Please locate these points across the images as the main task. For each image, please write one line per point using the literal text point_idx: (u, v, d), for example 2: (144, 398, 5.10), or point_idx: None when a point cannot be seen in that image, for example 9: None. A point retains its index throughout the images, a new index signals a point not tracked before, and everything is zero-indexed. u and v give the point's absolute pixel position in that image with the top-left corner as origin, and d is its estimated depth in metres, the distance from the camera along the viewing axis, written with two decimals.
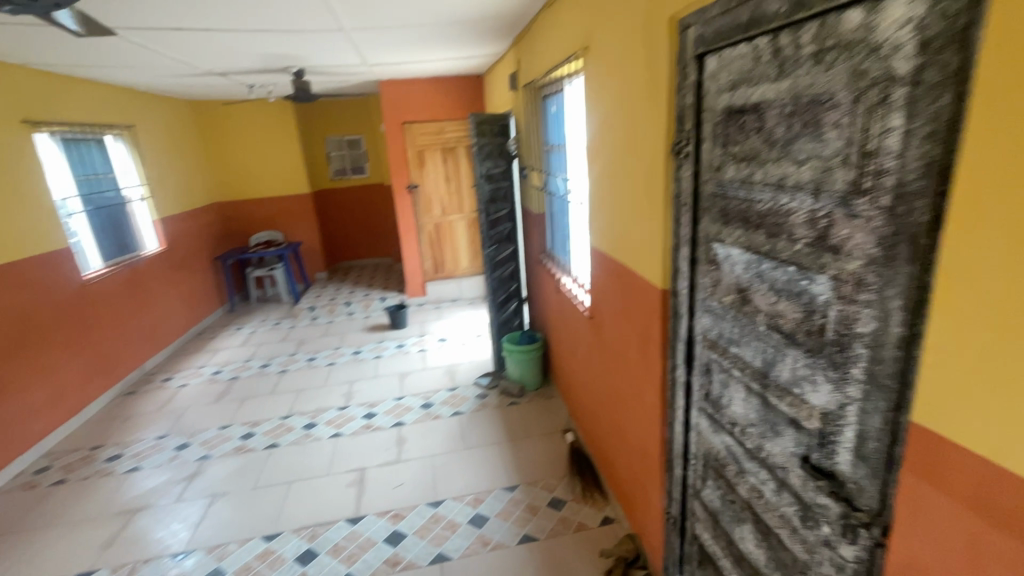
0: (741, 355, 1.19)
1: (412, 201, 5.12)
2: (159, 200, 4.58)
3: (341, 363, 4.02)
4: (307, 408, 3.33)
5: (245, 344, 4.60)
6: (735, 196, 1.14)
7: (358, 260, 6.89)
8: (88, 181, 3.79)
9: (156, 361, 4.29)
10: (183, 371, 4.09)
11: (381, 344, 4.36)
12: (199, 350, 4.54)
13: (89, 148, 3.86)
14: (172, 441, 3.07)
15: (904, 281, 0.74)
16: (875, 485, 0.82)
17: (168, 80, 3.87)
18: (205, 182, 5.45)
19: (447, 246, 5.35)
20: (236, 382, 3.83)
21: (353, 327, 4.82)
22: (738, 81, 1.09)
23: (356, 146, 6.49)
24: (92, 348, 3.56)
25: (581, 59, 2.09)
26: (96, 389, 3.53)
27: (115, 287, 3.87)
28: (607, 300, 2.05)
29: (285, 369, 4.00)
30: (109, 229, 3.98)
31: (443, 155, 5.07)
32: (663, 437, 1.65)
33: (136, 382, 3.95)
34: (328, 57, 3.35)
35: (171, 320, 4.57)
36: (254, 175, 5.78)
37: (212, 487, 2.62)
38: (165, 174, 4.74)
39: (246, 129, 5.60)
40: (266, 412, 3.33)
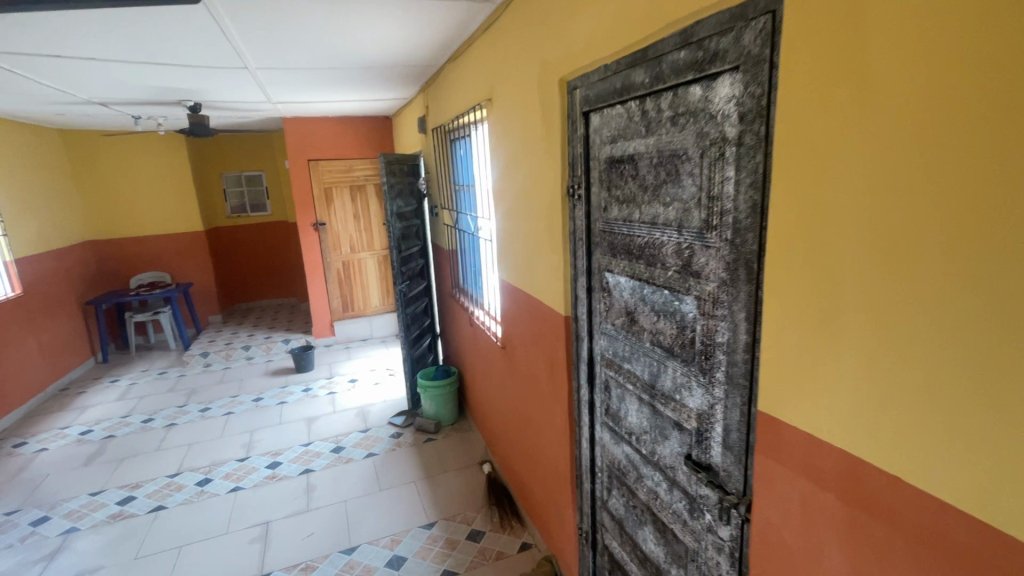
0: (632, 370, 1.35)
1: (319, 239, 4.99)
2: (16, 238, 4.04)
3: (240, 412, 3.73)
4: (200, 463, 3.04)
5: (122, 397, 4.10)
6: (619, 231, 1.33)
7: (258, 301, 6.48)
8: None
9: (5, 424, 3.68)
10: (41, 434, 3.55)
11: (286, 389, 4.12)
12: (62, 408, 3.96)
13: None
14: (27, 515, 2.64)
15: (745, 297, 0.93)
16: (739, 469, 0.99)
17: (35, 107, 3.50)
18: (74, 219, 4.89)
19: (357, 284, 5.24)
20: (111, 441, 3.40)
21: (253, 372, 4.50)
22: (616, 135, 1.30)
23: (257, 182, 6.22)
24: None
25: (485, 109, 2.27)
26: None
27: None
28: (517, 329, 2.17)
29: (173, 422, 3.62)
30: None
31: (352, 192, 5.04)
32: (572, 456, 1.77)
33: None
34: (228, 93, 3.26)
35: (26, 376, 3.96)
36: (136, 211, 5.30)
37: (81, 564, 2.28)
38: (24, 210, 4.20)
39: (128, 162, 5.16)
40: (149, 472, 2.98)
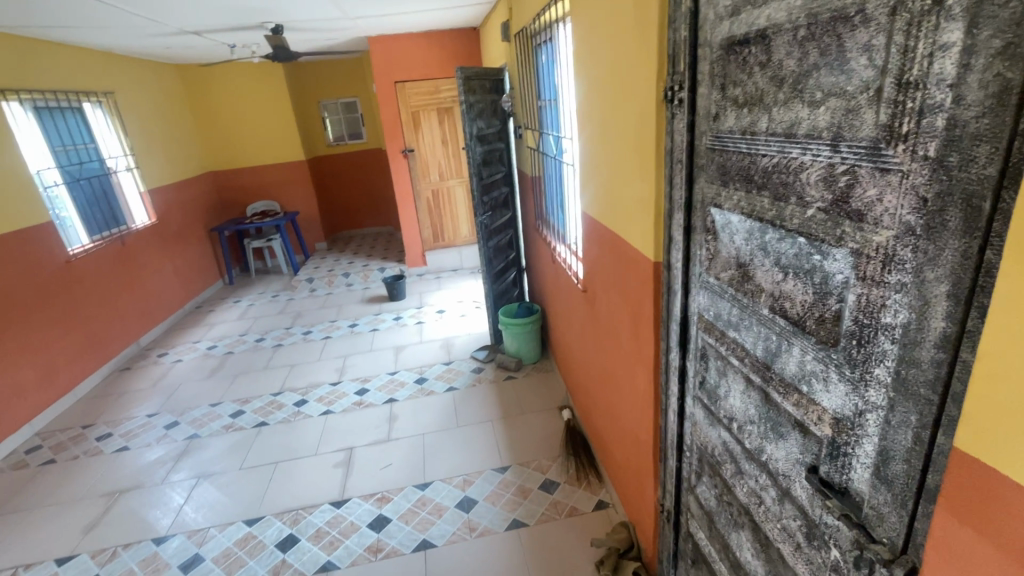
0: (740, 342, 1.01)
1: (408, 167, 4.90)
2: (146, 171, 4.43)
3: (337, 337, 3.92)
4: (299, 384, 3.26)
5: (242, 317, 4.53)
6: (735, 149, 0.94)
7: (359, 229, 6.73)
8: (66, 154, 3.63)
9: (153, 336, 4.24)
10: (178, 347, 4.03)
11: (379, 317, 4.25)
12: (195, 324, 4.47)
13: (66, 117, 3.69)
14: (163, 419, 3.02)
15: (952, 259, 0.55)
16: (900, 515, 0.66)
17: (142, 40, 3.65)
18: (195, 151, 5.28)
19: (447, 214, 5.15)
20: (230, 357, 3.77)
21: (351, 299, 4.71)
22: (741, 3, 0.87)
23: (352, 110, 6.23)
24: (82, 325, 3.50)
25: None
26: (89, 366, 3.49)
27: (102, 262, 3.78)
28: (599, 272, 1.87)
29: (280, 343, 3.92)
30: (95, 203, 3.84)
31: (439, 115, 4.85)
32: (656, 425, 1.50)
33: (132, 358, 3.90)
34: (303, 10, 3.08)
35: (166, 295, 4.50)
36: (246, 142, 5.58)
37: (199, 468, 2.56)
38: (151, 143, 4.57)
39: (235, 94, 5.37)
40: (257, 389, 3.25)
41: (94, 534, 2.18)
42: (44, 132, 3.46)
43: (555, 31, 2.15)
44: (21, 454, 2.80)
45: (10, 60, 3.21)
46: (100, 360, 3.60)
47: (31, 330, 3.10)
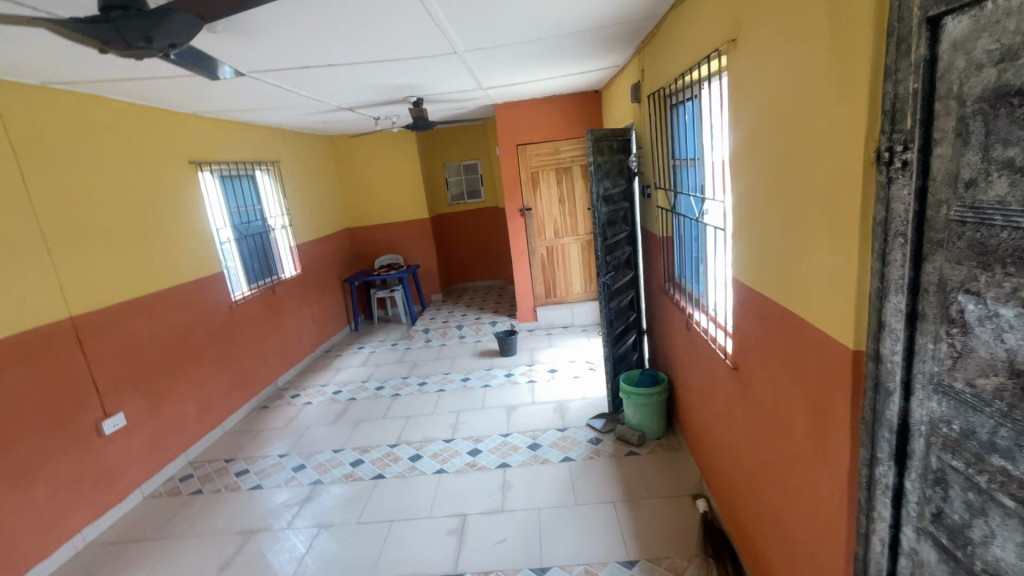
0: (1013, 475, 0.75)
1: (525, 224, 4.98)
2: (297, 228, 5.00)
3: (450, 391, 3.95)
4: (414, 437, 3.28)
5: (365, 364, 4.78)
6: (1005, 225, 0.73)
7: (472, 282, 6.94)
8: (238, 214, 4.21)
9: (289, 377, 4.62)
10: (309, 389, 4.33)
11: (490, 372, 4.24)
12: (325, 368, 4.81)
13: (242, 183, 4.30)
14: (292, 460, 3.19)
15: None
16: None
17: (306, 117, 4.19)
18: (337, 210, 5.89)
19: (560, 270, 5.11)
20: (353, 403, 3.95)
21: (463, 352, 4.77)
22: (1015, 47, 0.70)
23: (473, 170, 6.60)
24: (236, 364, 3.91)
25: (723, 57, 1.74)
26: (236, 402, 3.86)
27: (256, 308, 4.25)
28: (759, 351, 1.63)
29: (397, 393, 4.04)
30: (255, 256, 4.38)
31: (558, 175, 4.87)
32: (848, 552, 1.20)
33: (270, 397, 4.26)
34: (444, 83, 3.34)
35: (303, 339, 4.92)
36: (379, 201, 6.12)
37: (320, 516, 2.62)
38: (303, 204, 5.17)
39: (374, 159, 5.96)
40: (375, 438, 3.33)
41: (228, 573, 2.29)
42: (224, 195, 4.06)
43: (703, 90, 2.05)
44: (177, 480, 3.11)
45: (208, 138, 3.85)
46: (246, 397, 3.97)
47: (198, 367, 3.51)
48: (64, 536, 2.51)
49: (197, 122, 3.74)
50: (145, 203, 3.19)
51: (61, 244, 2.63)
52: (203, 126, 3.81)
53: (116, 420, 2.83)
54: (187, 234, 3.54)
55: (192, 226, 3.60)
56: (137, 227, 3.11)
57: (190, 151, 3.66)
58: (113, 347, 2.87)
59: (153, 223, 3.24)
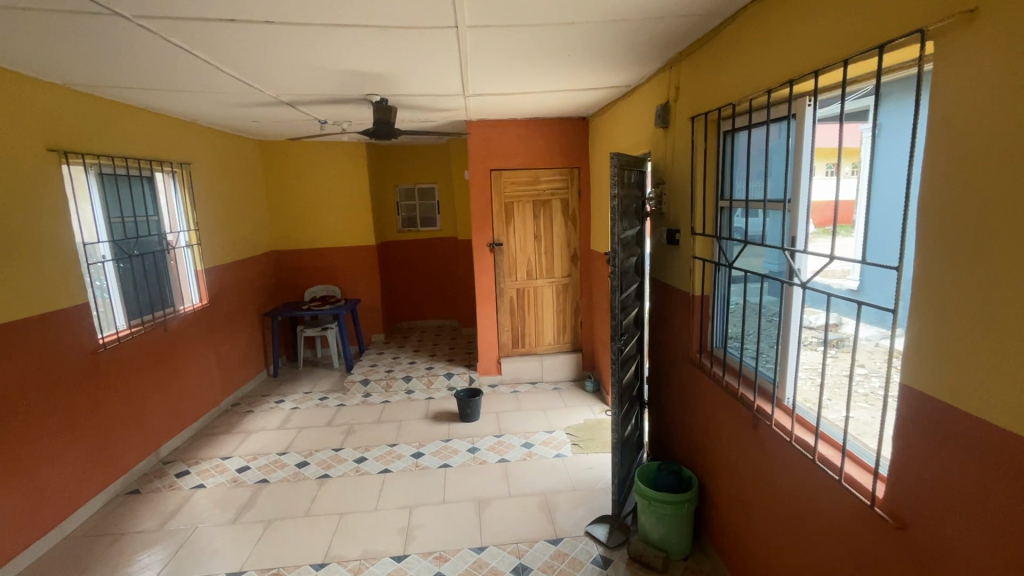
0: None
1: (494, 261, 4.25)
2: (207, 248, 3.96)
3: (398, 472, 3.06)
4: (351, 552, 2.36)
5: (284, 426, 3.75)
6: None
7: (420, 321, 6.06)
8: (123, 226, 3.14)
9: (177, 444, 3.49)
10: (202, 464, 3.24)
11: (449, 444, 3.39)
12: (228, 430, 3.72)
13: (134, 186, 3.27)
14: None
15: None
16: None
17: (230, 109, 3.28)
18: (261, 228, 4.86)
19: (531, 317, 4.40)
20: (264, 489, 2.94)
21: (413, 414, 3.89)
22: None
23: (429, 195, 5.83)
24: (92, 434, 2.79)
25: (925, 52, 1.14)
26: (87, 490, 2.73)
27: (137, 353, 3.15)
28: (987, 532, 0.98)
29: (327, 473, 3.07)
30: (144, 282, 3.30)
31: (535, 207, 4.22)
32: None
33: (144, 474, 3.13)
34: (419, 80, 2.61)
35: (202, 392, 3.81)
36: (316, 222, 5.16)
37: None
38: (218, 218, 4.13)
39: (313, 171, 5.04)
40: (294, 554, 2.38)
41: None
42: (103, 201, 2.99)
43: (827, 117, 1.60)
44: None
45: (82, 122, 2.84)
46: (105, 480, 2.85)
47: (29, 441, 2.41)
48: None
49: (64, 98, 2.73)
50: None
51: None
52: (72, 103, 2.78)
53: None
54: (28, 250, 2.47)
55: (38, 239, 2.53)
56: None
57: (49, 134, 2.63)
58: None
59: None
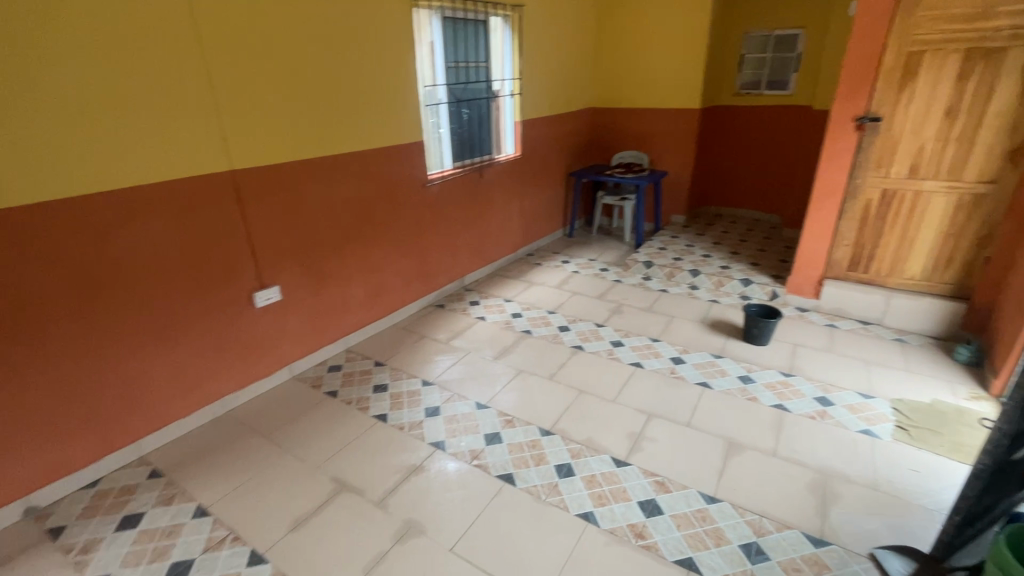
0: None
1: (858, 145, 2.98)
2: (528, 99, 4.03)
3: (650, 372, 2.78)
4: (575, 434, 2.32)
5: (561, 287, 3.89)
6: None
7: (731, 210, 5.15)
8: (457, 71, 3.39)
9: (478, 276, 4.06)
10: (489, 300, 3.69)
11: (717, 362, 2.87)
12: (517, 277, 4.09)
13: (470, 30, 3.42)
14: (430, 397, 2.61)
15: None
16: None
17: None
18: (582, 81, 4.67)
19: (893, 234, 3.06)
20: (526, 340, 3.15)
21: (688, 313, 3.43)
22: None
23: (788, 46, 4.41)
24: (418, 253, 3.41)
25: None
26: (410, 294, 3.44)
27: (456, 192, 3.58)
28: None
29: (581, 346, 3.06)
30: (468, 127, 3.61)
31: (966, 62, 2.62)
32: None
33: (451, 294, 3.78)
34: None
35: (504, 237, 4.22)
36: (639, 77, 4.63)
37: (416, 506, 1.96)
38: (542, 68, 4.09)
39: (647, 15, 4.38)
40: (528, 411, 2.49)
41: (292, 539, 1.81)
42: (443, 44, 3.23)
43: None
44: (326, 368, 2.88)
45: None
46: (422, 291, 3.53)
47: (375, 248, 3.08)
48: (207, 398, 2.42)
49: None
50: (337, 40, 2.56)
51: (226, 73, 2.15)
52: None
53: (270, 294, 2.56)
54: (384, 88, 2.86)
55: (391, 79, 2.89)
56: (323, 75, 2.52)
57: None
58: (277, 211, 2.49)
59: (344, 70, 2.63)
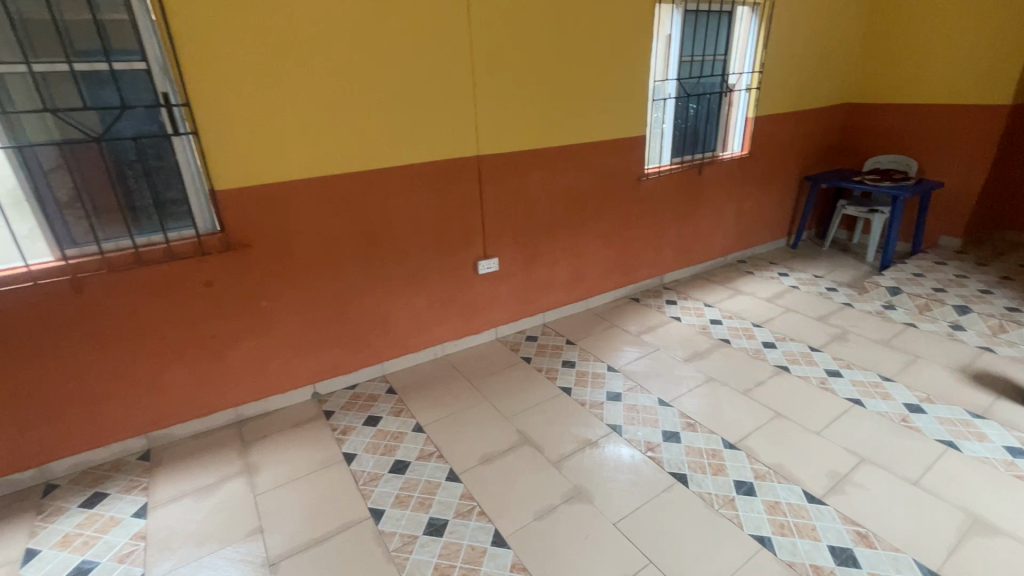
0: None
1: None
2: (767, 93, 3.71)
3: (872, 412, 2.39)
4: (764, 456, 2.16)
5: (772, 301, 3.54)
6: None
7: None
8: (691, 65, 3.33)
9: (680, 276, 3.96)
10: (688, 302, 3.59)
11: (974, 422, 2.30)
12: (723, 283, 3.87)
13: (712, 22, 3.30)
14: (614, 383, 2.71)
15: None
16: None
17: None
18: (840, 72, 4.07)
19: None
20: (723, 349, 2.99)
21: (943, 357, 2.80)
22: None
23: None
24: (623, 244, 3.50)
25: None
26: (609, 284, 3.57)
27: (671, 188, 3.54)
28: None
29: (787, 367, 2.77)
30: (694, 122, 3.52)
31: None
32: None
33: (648, 290, 3.78)
34: None
35: (714, 239, 4.01)
36: (918, 64, 3.81)
37: (587, 476, 2.09)
38: (790, 59, 3.71)
39: None
40: (714, 419, 2.40)
41: (480, 471, 2.13)
42: (681, 39, 3.20)
43: None
44: (525, 337, 3.21)
45: None
46: (621, 282, 3.62)
47: (583, 235, 3.27)
48: (433, 341, 2.95)
49: None
50: (581, 39, 2.76)
51: (486, 73, 2.54)
52: None
53: (491, 264, 2.95)
54: (616, 84, 2.99)
55: (624, 75, 3.00)
56: (563, 72, 2.77)
57: None
58: (507, 194, 2.85)
59: (583, 67, 2.83)
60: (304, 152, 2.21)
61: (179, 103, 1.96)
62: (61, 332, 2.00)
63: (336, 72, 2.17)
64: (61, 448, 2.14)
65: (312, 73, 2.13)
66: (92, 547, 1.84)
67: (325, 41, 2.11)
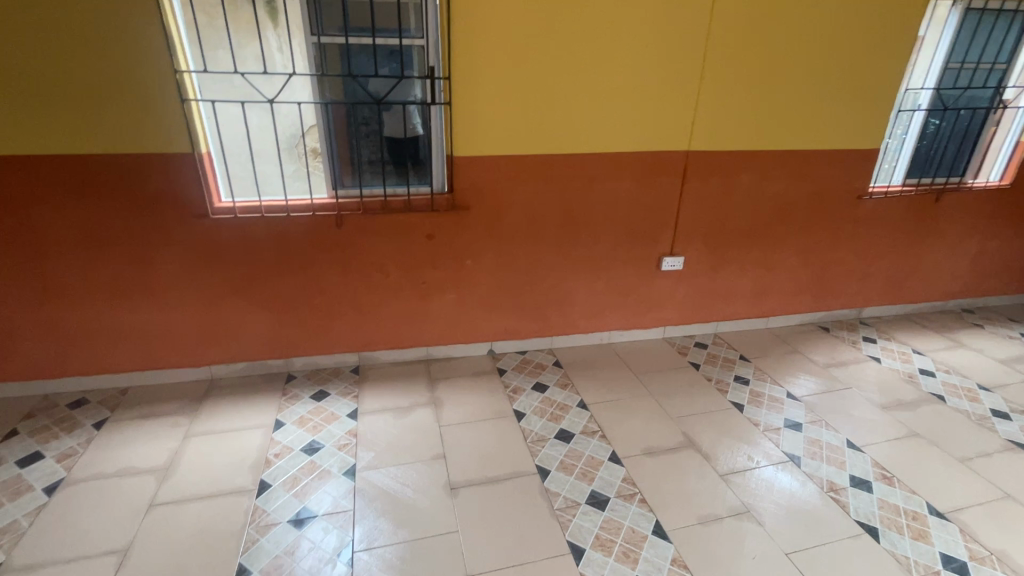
0: None
1: None
2: None
3: None
4: (984, 537, 1.84)
5: (1010, 364, 2.94)
6: None
7: None
8: (957, 73, 2.85)
9: (883, 313, 3.48)
10: (891, 343, 3.14)
11: None
12: (940, 330, 3.30)
13: (999, 22, 2.78)
14: (793, 411, 2.51)
15: None
16: None
17: None
18: None
19: None
20: (935, 405, 2.58)
21: None
22: None
23: None
24: (823, 266, 3.18)
25: None
26: (796, 305, 3.27)
27: (897, 212, 3.10)
28: None
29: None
30: (946, 140, 3.02)
31: None
32: None
33: (841, 321, 3.39)
34: None
35: (938, 279, 3.43)
36: None
37: (756, 497, 2.00)
38: None
39: None
40: (918, 479, 2.10)
41: (642, 461, 2.16)
42: (952, 41, 2.75)
43: None
44: (693, 342, 3.12)
45: None
46: (811, 306, 3.30)
47: (780, 249, 3.04)
48: (602, 327, 3.01)
49: None
50: (830, 36, 2.53)
51: (717, 67, 2.47)
52: None
53: (676, 263, 2.89)
54: (858, 89, 2.68)
55: (871, 79, 2.68)
56: (801, 71, 2.57)
57: None
58: (709, 193, 2.76)
59: (825, 66, 2.59)
60: (532, 130, 2.39)
61: (443, 78, 2.24)
62: (322, 255, 2.46)
63: (577, 58, 2.30)
64: (301, 348, 2.65)
65: (554, 56, 2.28)
66: (319, 432, 2.26)
67: (573, 27, 2.24)
